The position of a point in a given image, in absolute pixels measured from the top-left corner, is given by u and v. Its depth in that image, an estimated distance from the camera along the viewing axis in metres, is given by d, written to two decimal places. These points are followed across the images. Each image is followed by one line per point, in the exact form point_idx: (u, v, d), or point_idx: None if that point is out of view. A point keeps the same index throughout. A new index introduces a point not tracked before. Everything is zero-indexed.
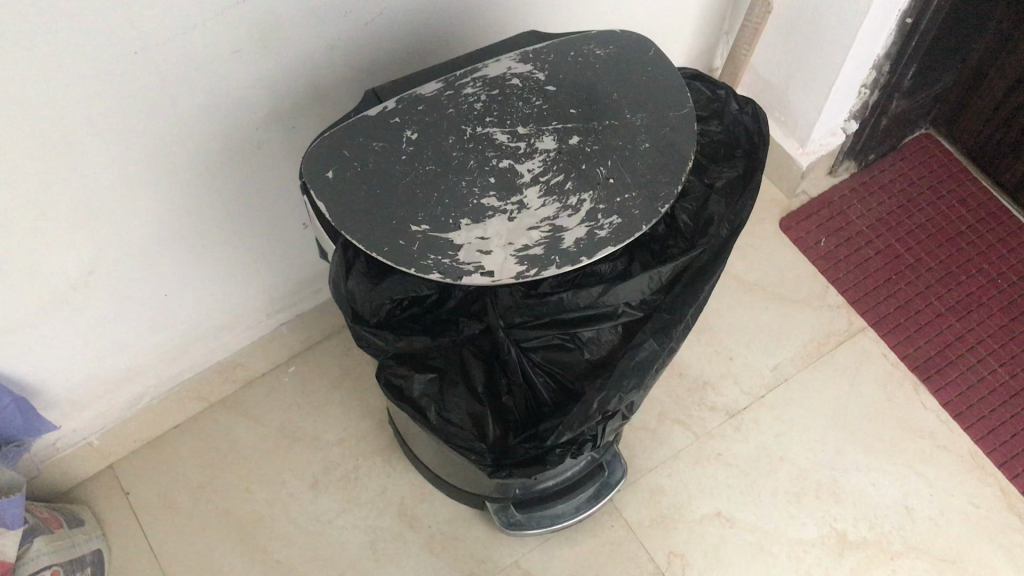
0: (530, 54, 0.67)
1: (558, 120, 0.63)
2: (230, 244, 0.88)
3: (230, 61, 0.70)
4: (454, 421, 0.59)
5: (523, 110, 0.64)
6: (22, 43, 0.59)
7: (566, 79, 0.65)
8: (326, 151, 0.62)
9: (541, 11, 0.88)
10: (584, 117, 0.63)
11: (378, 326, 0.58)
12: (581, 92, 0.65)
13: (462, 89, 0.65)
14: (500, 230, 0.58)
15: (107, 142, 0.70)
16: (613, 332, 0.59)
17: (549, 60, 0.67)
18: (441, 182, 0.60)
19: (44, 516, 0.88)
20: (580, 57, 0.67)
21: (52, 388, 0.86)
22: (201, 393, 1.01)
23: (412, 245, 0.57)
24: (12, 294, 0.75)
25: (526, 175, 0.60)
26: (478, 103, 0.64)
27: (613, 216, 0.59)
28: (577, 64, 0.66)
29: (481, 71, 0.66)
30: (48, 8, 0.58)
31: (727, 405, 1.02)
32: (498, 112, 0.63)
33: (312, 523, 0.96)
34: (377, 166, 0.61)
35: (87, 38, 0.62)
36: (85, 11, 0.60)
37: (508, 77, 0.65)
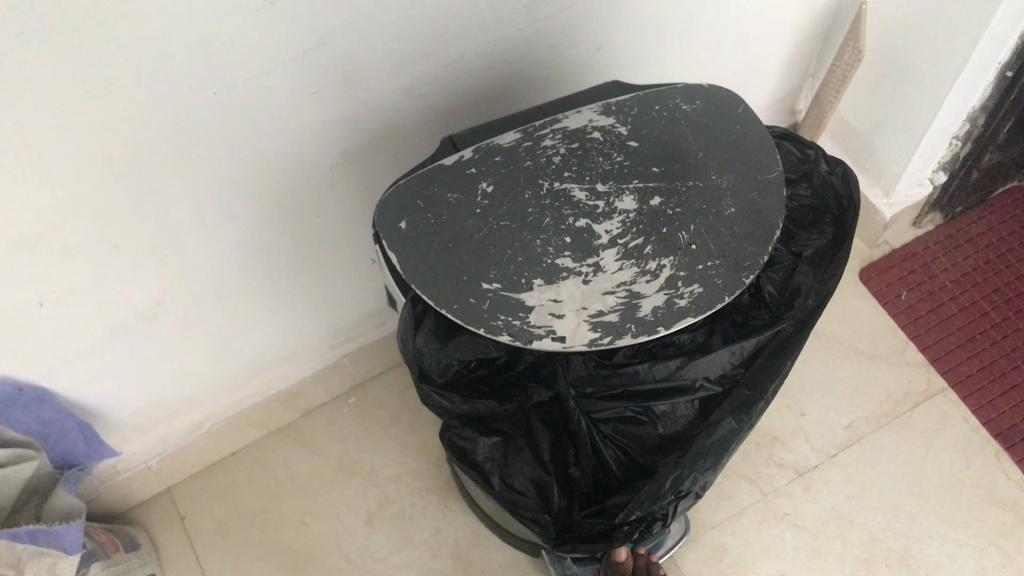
0: (613, 106, 0.65)
1: (639, 179, 0.61)
2: (298, 277, 0.87)
3: (308, 100, 0.70)
4: (518, 488, 0.57)
5: (603, 166, 0.61)
6: (102, 81, 0.59)
7: (649, 135, 0.63)
8: (400, 200, 0.60)
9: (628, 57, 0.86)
10: (666, 177, 0.61)
11: (445, 387, 0.57)
12: (664, 150, 0.62)
13: (541, 141, 0.63)
14: (574, 293, 0.55)
15: (181, 178, 0.70)
16: (688, 407, 0.56)
17: (631, 114, 0.64)
18: (516, 238, 0.58)
19: (101, 539, 0.88)
20: (665, 111, 0.65)
21: (116, 412, 0.87)
22: (262, 421, 1.00)
23: (482, 303, 0.55)
24: (81, 322, 0.76)
25: (604, 236, 0.58)
26: (557, 157, 0.62)
27: (694, 284, 0.56)
28: (662, 119, 0.64)
29: (560, 123, 0.64)
30: (131, 52, 0.58)
31: (797, 463, 0.98)
32: (577, 167, 0.61)
33: (365, 560, 0.95)
34: (452, 219, 0.59)
35: (167, 79, 0.61)
36: (167, 52, 0.59)
37: (589, 130, 0.63)
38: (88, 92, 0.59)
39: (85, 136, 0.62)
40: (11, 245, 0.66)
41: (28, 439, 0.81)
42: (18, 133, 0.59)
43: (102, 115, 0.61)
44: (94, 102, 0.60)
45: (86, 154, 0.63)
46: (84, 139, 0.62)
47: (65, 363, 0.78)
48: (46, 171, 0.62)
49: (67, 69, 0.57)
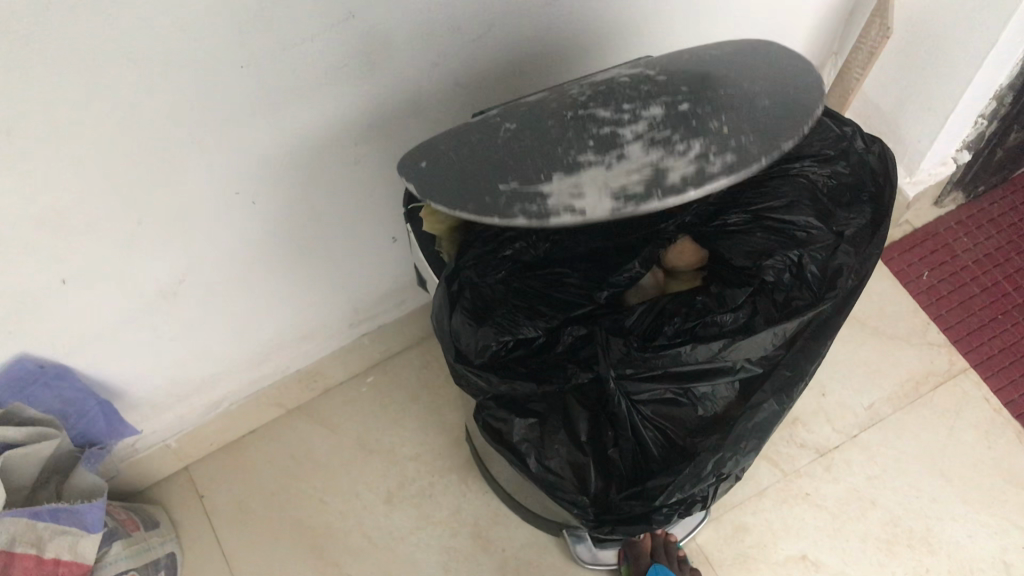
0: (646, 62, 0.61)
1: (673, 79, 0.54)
2: (319, 253, 0.86)
3: (335, 76, 0.68)
4: (555, 470, 0.56)
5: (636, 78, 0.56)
6: (130, 56, 0.57)
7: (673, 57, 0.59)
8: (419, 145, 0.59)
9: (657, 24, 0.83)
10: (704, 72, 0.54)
11: (482, 368, 0.55)
12: (701, 62, 0.56)
13: (571, 88, 0.58)
14: (593, 176, 0.49)
15: (205, 154, 0.69)
16: (729, 388, 0.55)
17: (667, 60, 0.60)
18: (535, 146, 0.52)
19: (121, 517, 0.88)
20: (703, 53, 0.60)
21: (136, 391, 0.86)
22: (280, 399, 1.00)
23: (489, 199, 0.50)
24: (102, 300, 0.75)
25: (631, 124, 0.51)
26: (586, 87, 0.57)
27: (729, 152, 0.49)
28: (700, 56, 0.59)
29: (593, 78, 0.60)
30: (160, 26, 0.57)
31: (818, 443, 0.98)
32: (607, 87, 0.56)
33: (385, 539, 0.94)
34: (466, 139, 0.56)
35: (194, 54, 0.60)
36: (196, 27, 0.58)
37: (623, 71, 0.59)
38: (113, 66, 0.57)
39: (111, 111, 0.61)
40: (35, 222, 0.65)
41: (48, 418, 0.80)
42: (44, 108, 0.58)
43: (128, 91, 0.60)
44: (119, 77, 0.58)
45: (111, 129, 0.62)
46: (110, 114, 0.61)
47: (86, 341, 0.77)
48: (72, 147, 0.61)
49: (93, 43, 0.55)
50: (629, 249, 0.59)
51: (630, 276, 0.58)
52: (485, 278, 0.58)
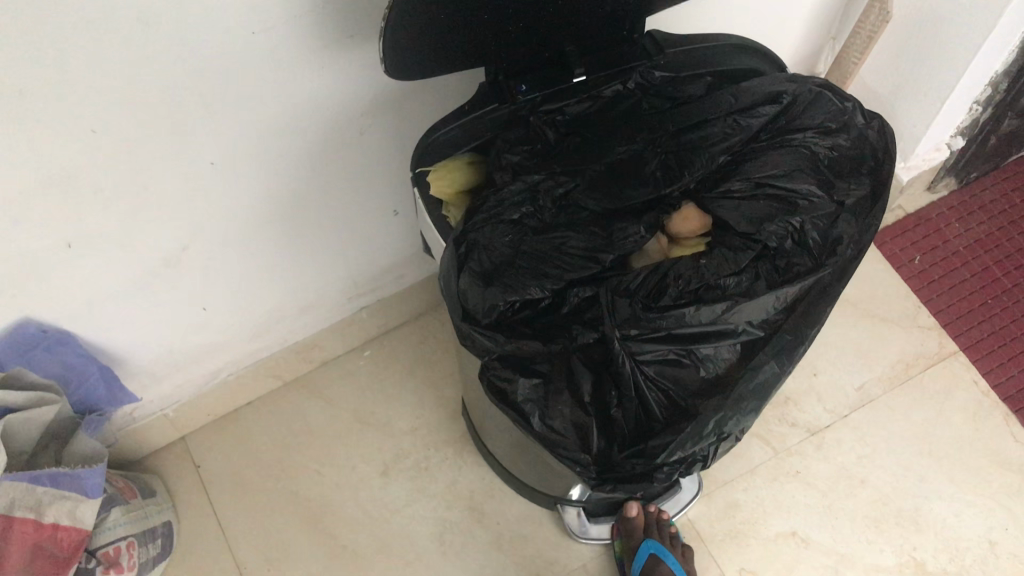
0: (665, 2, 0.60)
1: None
2: (322, 224, 0.87)
3: (345, 45, 0.69)
4: (558, 429, 0.57)
5: None
6: (146, 18, 0.58)
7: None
8: (412, 61, 0.59)
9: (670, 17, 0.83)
10: None
11: (489, 326, 0.56)
12: None
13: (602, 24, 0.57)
14: None
15: (213, 120, 0.69)
16: (732, 350, 0.56)
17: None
18: None
19: (119, 485, 0.88)
20: None
21: (136, 359, 0.86)
22: (278, 371, 1.00)
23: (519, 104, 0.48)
24: (106, 264, 0.75)
25: None
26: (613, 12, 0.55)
27: None
28: None
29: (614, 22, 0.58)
30: None
31: (809, 422, 0.99)
32: None
33: (380, 510, 0.95)
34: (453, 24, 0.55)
35: (209, 20, 0.60)
36: None
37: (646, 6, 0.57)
38: (127, 27, 0.58)
39: (124, 73, 0.61)
40: (43, 183, 0.65)
41: (49, 382, 0.81)
42: (56, 68, 0.58)
43: (140, 53, 0.60)
44: (132, 39, 0.59)
45: (123, 91, 0.62)
46: (121, 76, 0.61)
47: (89, 306, 0.77)
48: (82, 108, 0.62)
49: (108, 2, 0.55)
50: (636, 214, 0.60)
51: (636, 239, 0.58)
52: (493, 240, 0.59)
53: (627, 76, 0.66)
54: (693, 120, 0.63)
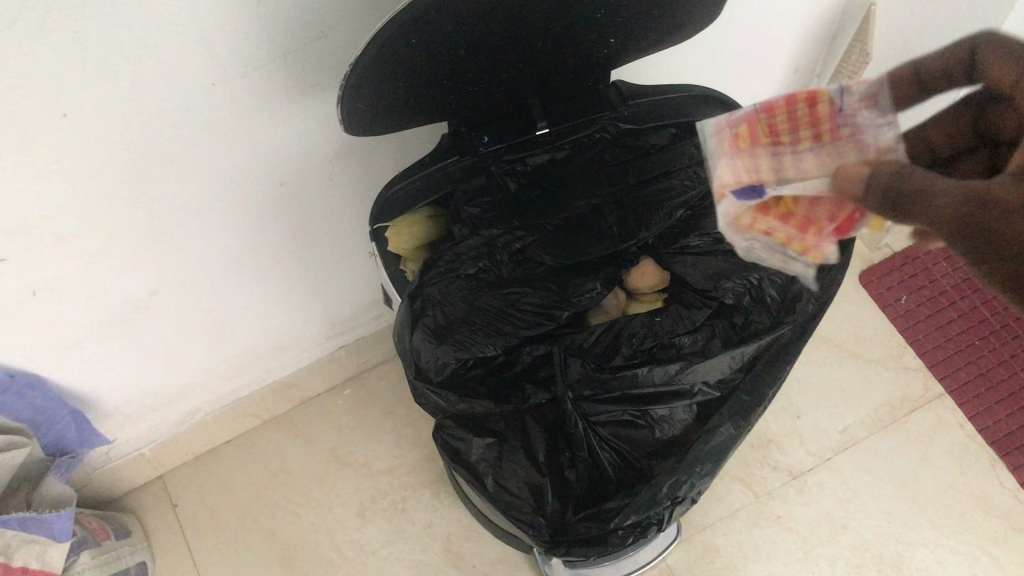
0: (613, 39, 0.61)
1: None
2: (300, 269, 0.86)
3: (311, 95, 0.68)
4: (512, 490, 0.56)
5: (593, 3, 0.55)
6: (102, 71, 0.57)
7: (625, 27, 0.60)
8: (375, 117, 0.60)
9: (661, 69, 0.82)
10: None
11: (441, 386, 0.55)
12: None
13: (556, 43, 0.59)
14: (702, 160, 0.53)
15: (177, 169, 0.68)
16: (687, 411, 0.56)
17: (631, 30, 0.60)
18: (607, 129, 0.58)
19: (92, 526, 0.88)
20: (652, 19, 0.60)
21: (108, 400, 0.86)
22: (256, 411, 1.00)
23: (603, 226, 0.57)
24: (74, 311, 0.74)
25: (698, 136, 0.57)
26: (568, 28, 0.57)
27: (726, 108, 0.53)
28: (651, 15, 0.59)
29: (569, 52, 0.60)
30: (130, 47, 0.56)
31: (792, 465, 0.98)
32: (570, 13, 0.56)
33: (355, 552, 0.94)
34: (412, 78, 0.57)
35: (164, 73, 0.59)
36: (167, 47, 0.58)
37: (589, 31, 0.59)
38: (81, 80, 0.57)
39: (81, 127, 0.60)
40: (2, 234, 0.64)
41: (20, 425, 0.79)
42: (9, 121, 0.57)
43: (95, 104, 0.59)
44: (86, 89, 0.58)
45: (82, 145, 0.62)
46: (78, 132, 0.60)
47: (56, 352, 0.77)
48: (42, 160, 0.61)
49: (56, 55, 0.54)
50: (593, 269, 0.60)
51: (592, 295, 0.58)
52: (448, 296, 0.58)
53: (592, 126, 0.65)
54: (656, 170, 0.62)
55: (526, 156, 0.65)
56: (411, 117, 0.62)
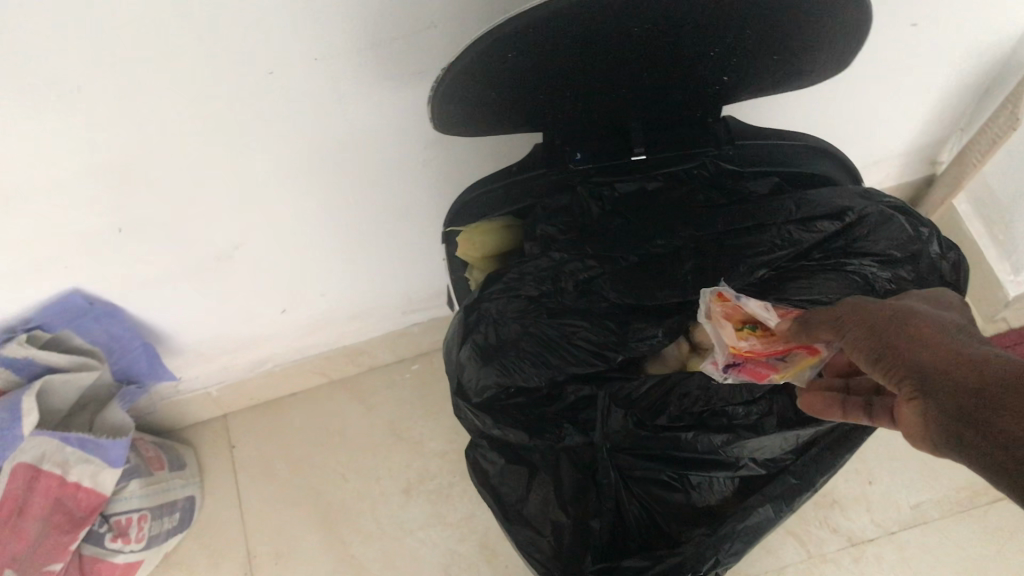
0: (722, 78, 0.57)
1: (734, 30, 0.51)
2: (385, 245, 0.86)
3: (410, 82, 0.66)
4: (534, 525, 0.54)
5: (702, 38, 0.51)
6: (202, 47, 0.56)
7: (742, 67, 0.56)
8: (462, 121, 0.58)
9: (785, 100, 0.77)
10: (772, 27, 0.51)
11: (478, 406, 0.56)
12: (767, 40, 0.53)
13: (660, 72, 0.55)
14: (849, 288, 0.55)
15: (271, 139, 0.67)
16: (727, 483, 0.54)
17: (743, 70, 0.56)
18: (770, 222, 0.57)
19: (148, 455, 0.91)
20: (766, 62, 0.56)
21: (182, 338, 0.88)
22: (324, 370, 1.02)
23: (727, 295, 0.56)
24: (159, 257, 0.76)
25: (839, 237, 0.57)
26: (672, 58, 0.54)
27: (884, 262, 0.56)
28: (766, 60, 0.55)
29: (673, 82, 0.57)
30: (230, 27, 0.55)
31: (853, 531, 0.93)
32: (676, 44, 0.52)
33: (394, 528, 0.95)
34: (502, 91, 0.54)
35: (262, 52, 0.58)
36: (265, 28, 0.56)
37: (697, 66, 0.55)
38: (179, 54, 0.56)
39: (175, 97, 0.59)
40: (96, 174, 0.64)
41: (93, 348, 0.83)
42: (106, 83, 0.56)
43: (191, 77, 0.58)
44: (182, 63, 0.57)
45: (177, 113, 0.61)
46: (174, 102, 0.60)
47: (137, 288, 0.78)
48: (139, 123, 0.61)
49: (155, 28, 0.53)
50: (658, 315, 0.57)
51: (651, 343, 0.56)
52: (505, 317, 0.58)
53: (693, 160, 0.61)
54: (750, 220, 0.58)
55: (613, 184, 0.62)
56: (499, 125, 0.60)
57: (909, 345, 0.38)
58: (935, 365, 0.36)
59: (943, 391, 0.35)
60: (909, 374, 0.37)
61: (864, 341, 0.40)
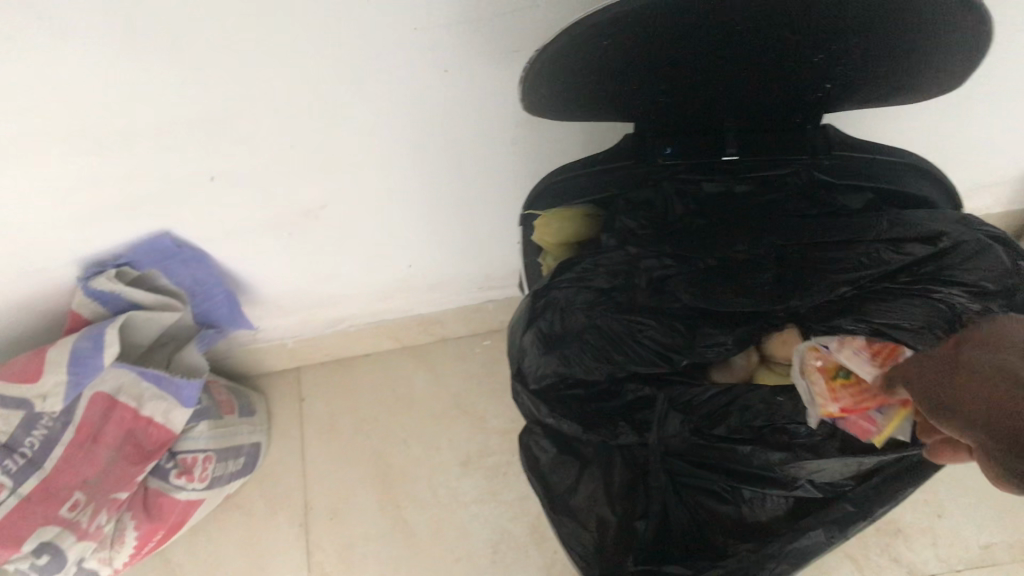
0: (821, 87, 0.55)
1: (842, 38, 0.49)
2: (468, 219, 0.86)
3: (506, 59, 0.65)
4: (579, 517, 0.54)
5: (806, 42, 0.49)
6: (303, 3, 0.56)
7: (847, 76, 0.53)
8: (551, 105, 0.57)
9: (892, 114, 0.74)
10: (882, 39, 0.48)
11: (535, 393, 0.56)
12: (875, 52, 0.50)
13: (756, 74, 0.53)
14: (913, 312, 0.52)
15: (362, 102, 0.67)
16: (780, 502, 0.53)
17: (845, 79, 0.54)
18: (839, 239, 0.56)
19: (220, 398, 0.93)
20: (870, 73, 0.53)
21: (262, 289, 0.90)
22: (396, 335, 1.03)
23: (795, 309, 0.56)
24: (247, 208, 0.77)
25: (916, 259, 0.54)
26: (774, 60, 0.52)
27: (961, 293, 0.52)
28: (871, 71, 0.53)
29: (773, 85, 0.55)
30: None
31: (915, 564, 0.90)
32: (780, 46, 0.50)
33: (448, 499, 0.95)
34: (593, 79, 0.53)
35: (362, 14, 0.58)
36: None
37: (798, 70, 0.53)
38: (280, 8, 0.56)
39: (273, 51, 0.60)
40: (192, 121, 0.65)
41: (178, 290, 0.85)
42: (208, 32, 0.57)
43: (290, 33, 0.58)
44: (283, 18, 0.57)
45: (275, 67, 0.61)
46: (273, 56, 0.60)
47: (223, 236, 0.80)
48: (236, 75, 0.61)
49: None
50: (732, 320, 0.58)
51: (717, 350, 0.57)
52: (572, 308, 0.58)
53: (789, 165, 0.59)
54: (833, 236, 0.56)
55: (701, 180, 0.61)
56: (588, 112, 0.59)
57: (959, 390, 0.40)
58: (990, 402, 0.38)
59: (1003, 426, 0.37)
60: (970, 422, 0.39)
61: (918, 394, 0.43)
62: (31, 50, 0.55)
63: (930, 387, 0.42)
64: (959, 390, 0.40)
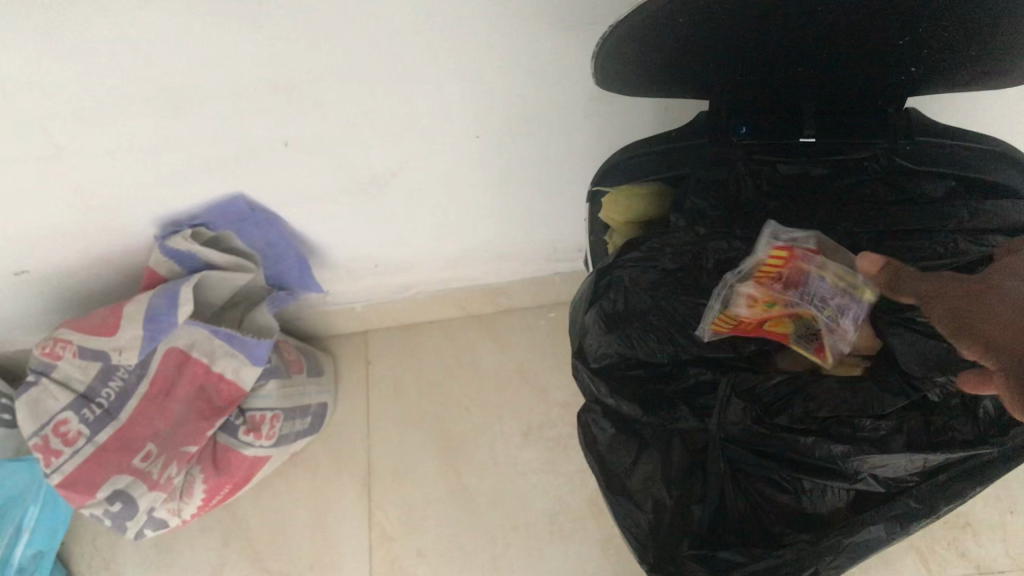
0: (909, 69, 0.53)
1: (934, 19, 0.46)
2: (539, 191, 0.86)
3: (582, 31, 0.64)
4: (635, 499, 0.54)
5: (896, 23, 0.47)
6: None
7: (937, 60, 0.51)
8: (626, 81, 0.56)
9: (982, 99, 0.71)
10: (978, 21, 0.46)
11: (596, 371, 0.56)
12: (969, 35, 0.48)
13: (842, 54, 0.51)
14: None
15: (436, 71, 0.67)
16: (842, 495, 0.53)
17: (936, 61, 0.51)
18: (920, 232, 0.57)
19: (290, 358, 0.95)
20: (964, 57, 0.51)
21: (333, 253, 0.91)
22: (463, 303, 1.04)
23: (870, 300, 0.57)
24: (319, 172, 0.78)
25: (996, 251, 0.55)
26: (860, 41, 0.50)
27: None
28: (964, 55, 0.50)
29: (858, 66, 0.53)
30: None
31: (982, 558, 0.88)
32: (868, 26, 0.48)
33: (509, 468, 0.96)
34: (671, 55, 0.52)
35: None
36: None
37: (886, 52, 0.51)
38: None
39: (351, 19, 0.60)
40: (269, 86, 0.66)
41: (250, 251, 0.86)
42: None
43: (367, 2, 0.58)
44: None
45: (352, 36, 0.61)
46: (351, 23, 0.60)
47: (297, 200, 0.81)
48: (314, 42, 0.61)
49: None
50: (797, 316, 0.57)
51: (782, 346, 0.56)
52: (636, 288, 0.58)
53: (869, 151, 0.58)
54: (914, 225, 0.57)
55: (776, 162, 0.59)
56: (664, 88, 0.58)
57: (992, 321, 0.44)
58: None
59: None
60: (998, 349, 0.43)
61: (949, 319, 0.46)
62: (113, 17, 0.56)
63: (958, 312, 0.46)
64: (993, 323, 0.44)
